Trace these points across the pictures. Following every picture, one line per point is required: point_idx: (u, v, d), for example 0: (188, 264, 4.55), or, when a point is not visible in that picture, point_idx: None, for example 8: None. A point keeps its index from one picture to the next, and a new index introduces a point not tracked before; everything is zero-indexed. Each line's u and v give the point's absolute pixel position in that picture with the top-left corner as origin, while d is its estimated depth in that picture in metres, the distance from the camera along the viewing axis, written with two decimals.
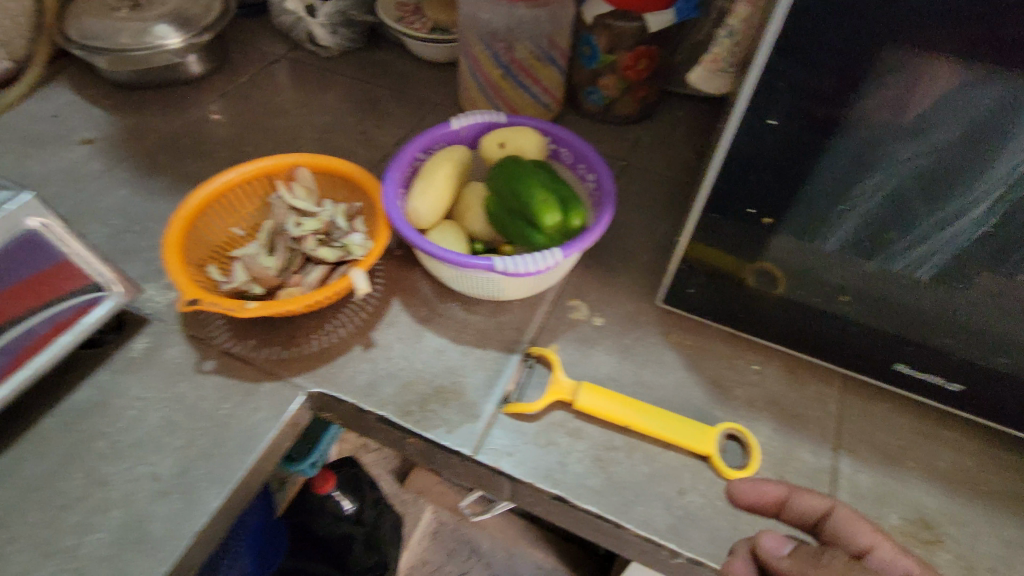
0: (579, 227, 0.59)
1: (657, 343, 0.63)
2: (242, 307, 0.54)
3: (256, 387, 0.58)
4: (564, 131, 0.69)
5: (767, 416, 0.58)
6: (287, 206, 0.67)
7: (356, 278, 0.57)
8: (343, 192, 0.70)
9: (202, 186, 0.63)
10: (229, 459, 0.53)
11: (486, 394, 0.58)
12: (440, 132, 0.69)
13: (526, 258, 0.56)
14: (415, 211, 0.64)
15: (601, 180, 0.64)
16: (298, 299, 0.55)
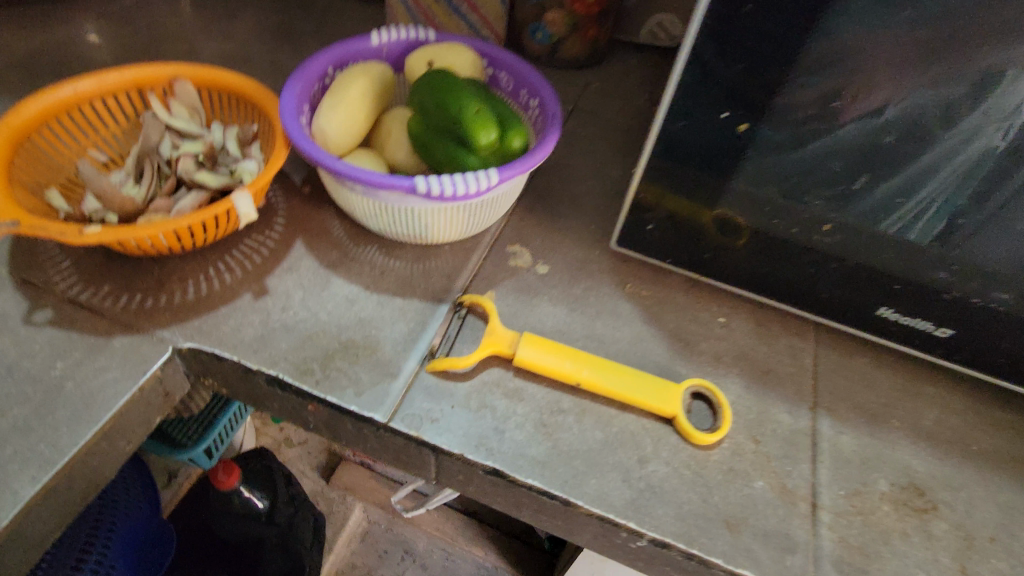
0: (520, 150, 0.50)
1: (610, 294, 0.54)
2: (80, 232, 0.41)
3: (105, 342, 0.45)
4: (502, 52, 0.60)
5: (738, 373, 0.50)
6: (161, 127, 0.54)
7: (239, 200, 0.45)
8: (237, 115, 0.58)
9: (45, 93, 0.49)
10: (56, 433, 0.40)
11: (406, 349, 0.47)
12: (356, 46, 0.57)
13: (457, 178, 0.45)
14: (321, 130, 0.52)
15: (545, 104, 0.55)
16: (160, 225, 0.43)
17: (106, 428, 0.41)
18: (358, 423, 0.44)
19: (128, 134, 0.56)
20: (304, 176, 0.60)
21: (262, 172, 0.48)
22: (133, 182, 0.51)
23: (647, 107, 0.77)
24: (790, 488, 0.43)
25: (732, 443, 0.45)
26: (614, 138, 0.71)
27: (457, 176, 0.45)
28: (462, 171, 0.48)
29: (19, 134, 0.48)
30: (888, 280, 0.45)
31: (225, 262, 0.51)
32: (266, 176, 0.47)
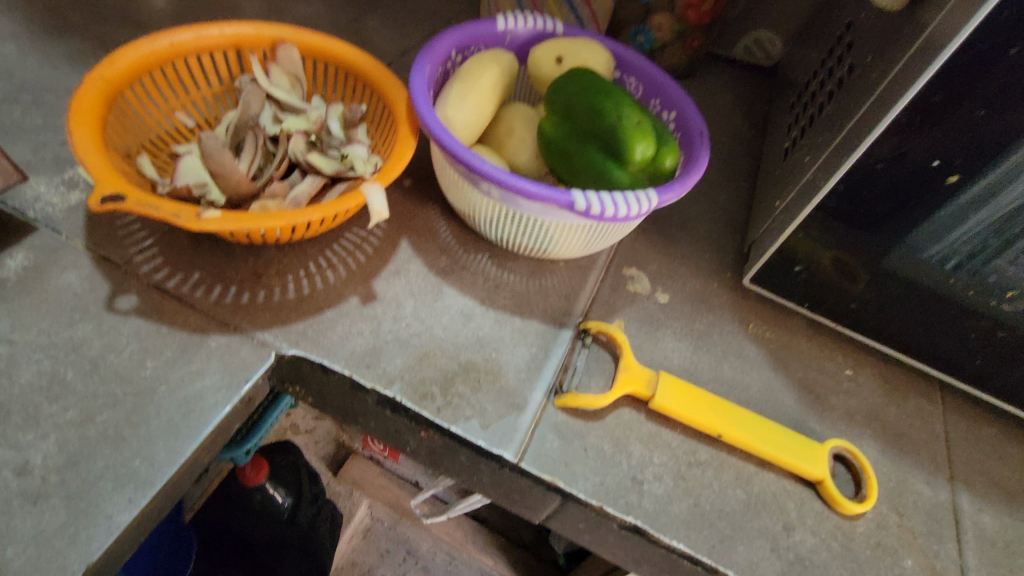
0: (670, 170, 0.46)
1: (734, 333, 0.50)
2: (194, 215, 0.35)
3: (200, 340, 0.39)
4: (634, 56, 0.55)
5: (872, 434, 0.46)
6: (262, 95, 0.48)
7: (372, 194, 0.39)
8: (339, 92, 0.52)
9: (142, 43, 0.43)
10: (150, 448, 0.34)
11: (531, 379, 0.43)
12: (480, 29, 0.52)
13: (618, 197, 0.40)
14: (448, 122, 0.47)
15: (687, 119, 0.50)
16: (288, 214, 0.37)
17: (206, 443, 0.36)
18: (481, 458, 0.40)
19: (218, 100, 0.50)
20: (406, 166, 0.54)
21: (391, 163, 0.42)
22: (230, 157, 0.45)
23: (748, 128, 0.72)
24: (940, 570, 0.40)
25: (877, 514, 0.42)
26: (720, 158, 0.67)
27: (617, 195, 0.41)
28: (613, 188, 0.43)
29: (111, 88, 0.41)
30: None
31: (326, 258, 0.46)
32: (397, 169, 0.42)
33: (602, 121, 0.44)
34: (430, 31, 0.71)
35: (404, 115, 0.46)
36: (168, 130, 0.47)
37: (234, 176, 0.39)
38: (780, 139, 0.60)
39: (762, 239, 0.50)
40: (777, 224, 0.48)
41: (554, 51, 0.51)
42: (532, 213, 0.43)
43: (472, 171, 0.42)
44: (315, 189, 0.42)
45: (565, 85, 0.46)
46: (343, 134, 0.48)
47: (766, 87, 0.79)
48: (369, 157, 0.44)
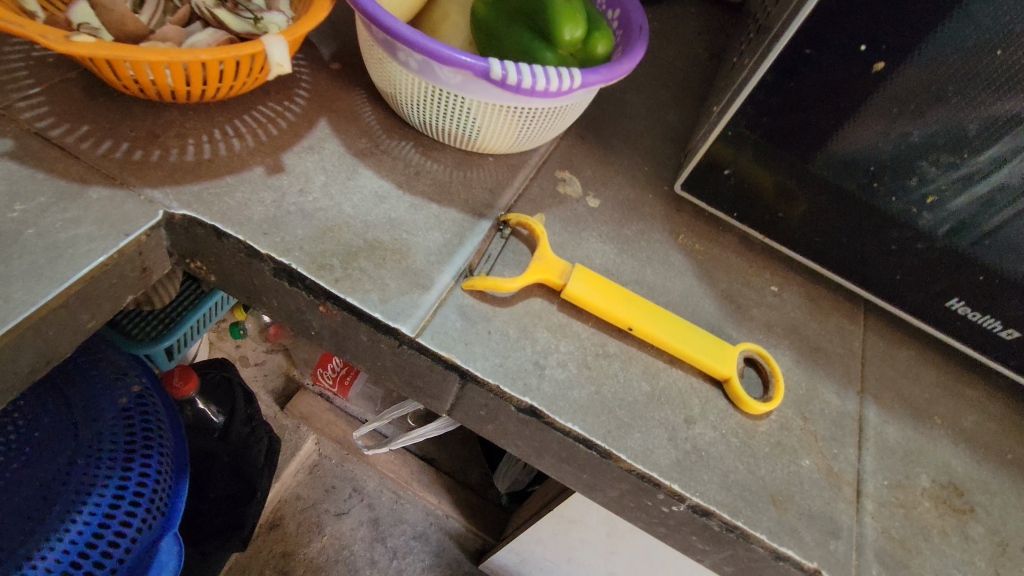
0: (601, 59, 0.44)
1: (662, 242, 0.49)
2: (65, 37, 0.32)
3: (80, 191, 0.36)
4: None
5: (788, 345, 0.46)
6: None
7: (273, 45, 0.37)
8: None
9: None
10: (9, 288, 0.32)
11: (441, 262, 0.41)
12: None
13: (538, 69, 0.38)
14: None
15: (629, 15, 0.48)
16: (174, 52, 0.34)
17: (73, 291, 0.33)
18: (379, 334, 0.38)
19: None
20: (335, 51, 0.51)
21: (305, 19, 0.39)
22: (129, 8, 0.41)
23: (707, 57, 0.70)
24: (836, 471, 0.40)
25: (780, 416, 0.41)
26: (674, 81, 0.65)
27: (539, 68, 0.39)
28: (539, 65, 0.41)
29: None
30: (978, 270, 0.42)
31: (234, 127, 0.43)
32: (309, 26, 0.39)
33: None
34: None
35: None
36: None
37: (120, 11, 0.37)
38: (731, 57, 0.58)
39: (697, 145, 0.49)
40: (711, 127, 0.46)
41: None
42: (452, 86, 0.40)
43: (388, 35, 0.39)
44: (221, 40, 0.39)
45: None
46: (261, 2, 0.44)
47: (732, 20, 0.77)
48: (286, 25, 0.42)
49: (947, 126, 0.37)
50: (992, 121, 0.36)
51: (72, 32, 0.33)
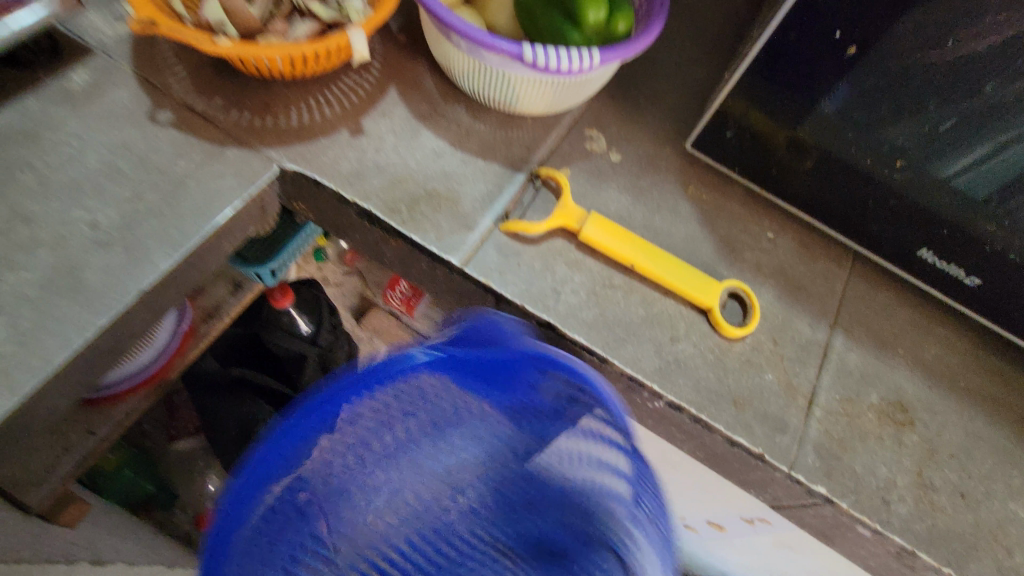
0: (622, 35, 0.51)
1: (673, 193, 0.58)
2: (212, 41, 0.45)
3: (220, 151, 0.50)
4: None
5: (772, 283, 0.55)
6: None
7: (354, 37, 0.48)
8: None
9: None
10: (182, 222, 0.46)
11: (484, 207, 0.52)
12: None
13: (563, 52, 0.47)
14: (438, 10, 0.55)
15: None
16: (284, 48, 0.46)
17: (223, 225, 0.47)
18: (436, 263, 0.50)
19: None
20: (401, 22, 0.61)
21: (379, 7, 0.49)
22: None
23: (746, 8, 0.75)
24: (795, 384, 0.50)
25: (753, 340, 0.51)
26: (707, 37, 0.70)
27: (563, 51, 0.47)
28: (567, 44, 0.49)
29: None
30: (943, 224, 0.48)
31: (324, 97, 0.54)
32: (381, 14, 0.49)
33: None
34: None
35: None
36: None
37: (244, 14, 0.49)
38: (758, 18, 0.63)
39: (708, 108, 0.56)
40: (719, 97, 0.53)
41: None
42: (494, 65, 0.50)
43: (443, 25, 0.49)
44: (312, 32, 0.51)
45: None
46: None
47: None
48: (363, 7, 0.52)
49: (909, 99, 0.43)
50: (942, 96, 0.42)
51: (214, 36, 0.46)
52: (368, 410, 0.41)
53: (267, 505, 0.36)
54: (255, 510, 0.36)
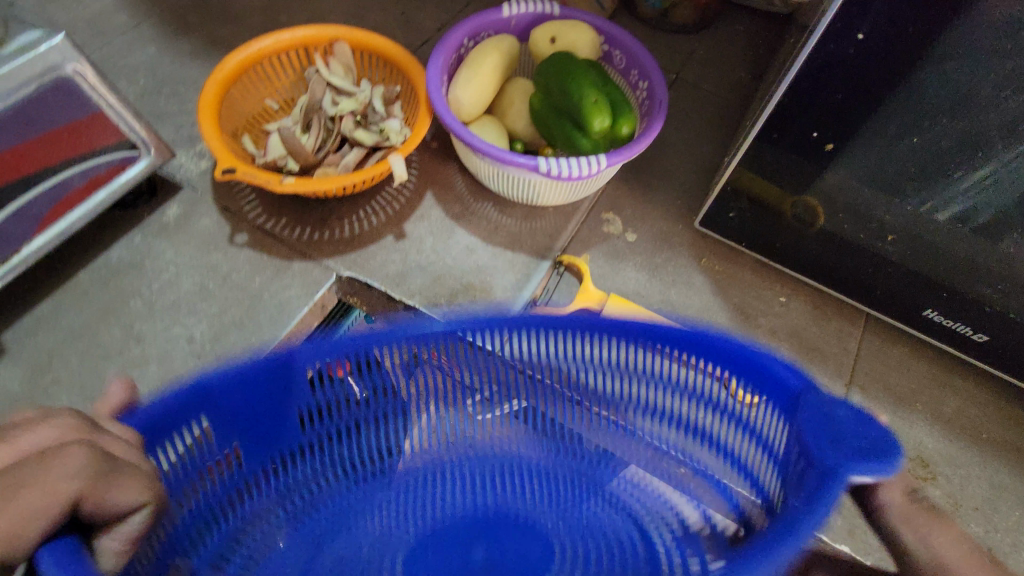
0: (626, 136, 0.57)
1: (688, 266, 0.63)
2: (279, 181, 0.53)
3: (288, 265, 0.58)
4: (617, 33, 0.66)
5: (787, 347, 0.59)
6: (323, 82, 0.64)
7: (394, 163, 0.57)
8: (382, 73, 0.68)
9: (238, 51, 0.61)
10: (260, 331, 0.54)
11: (514, 296, 0.58)
12: (488, 15, 0.65)
13: (572, 160, 0.54)
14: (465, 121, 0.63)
15: (654, 89, 0.62)
16: (334, 179, 0.54)
17: (292, 331, 0.55)
18: None
19: (294, 86, 0.68)
20: (434, 132, 0.69)
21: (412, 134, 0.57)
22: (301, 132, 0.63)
23: (748, 80, 0.81)
24: None
25: None
26: (712, 113, 0.77)
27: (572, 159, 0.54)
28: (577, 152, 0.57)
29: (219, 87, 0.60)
30: (942, 287, 0.52)
31: (372, 208, 0.63)
32: (414, 140, 0.57)
33: (570, 100, 0.57)
34: (462, 10, 0.84)
35: (425, 96, 0.61)
36: (260, 111, 0.66)
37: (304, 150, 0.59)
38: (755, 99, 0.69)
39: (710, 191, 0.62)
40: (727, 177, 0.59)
41: (549, 32, 0.65)
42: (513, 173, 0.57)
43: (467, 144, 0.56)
44: (358, 159, 0.60)
45: (545, 71, 0.60)
46: (382, 111, 0.63)
47: (776, 38, 0.86)
48: (401, 129, 0.61)
49: (891, 182, 0.48)
50: (920, 177, 0.47)
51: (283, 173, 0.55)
52: (732, 387, 0.38)
53: (412, 411, 0.45)
54: (411, 330, 0.38)
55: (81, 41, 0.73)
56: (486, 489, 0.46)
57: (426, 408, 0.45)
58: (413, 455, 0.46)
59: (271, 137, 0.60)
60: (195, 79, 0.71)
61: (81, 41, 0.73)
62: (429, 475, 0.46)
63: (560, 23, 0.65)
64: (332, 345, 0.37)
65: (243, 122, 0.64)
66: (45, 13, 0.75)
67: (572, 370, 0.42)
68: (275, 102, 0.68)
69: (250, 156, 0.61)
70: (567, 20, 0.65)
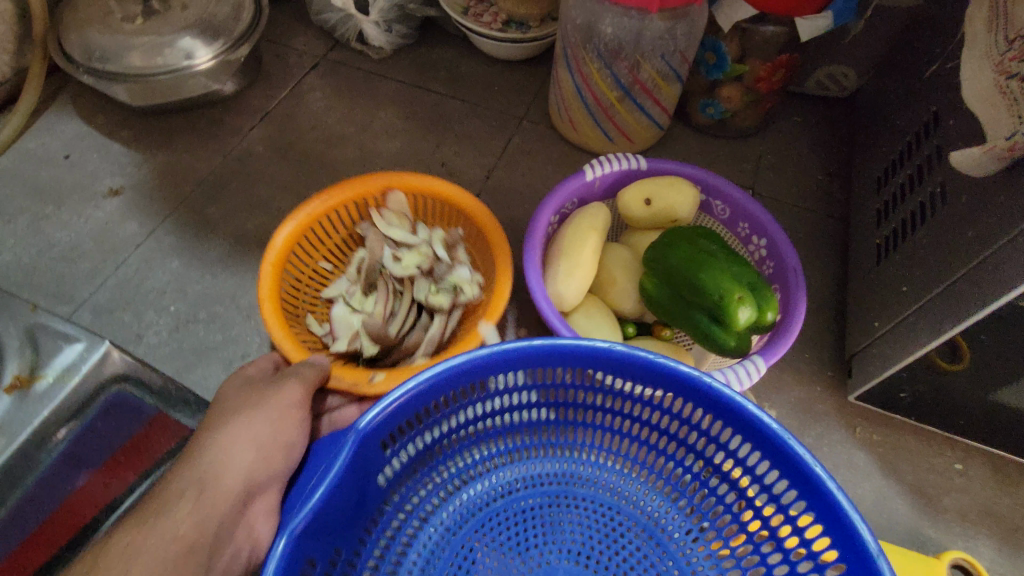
0: (770, 321, 0.52)
1: (844, 442, 0.55)
2: (369, 382, 0.47)
3: None
4: (717, 181, 0.59)
5: (986, 534, 0.51)
6: (377, 237, 0.58)
7: (487, 332, 0.50)
8: (436, 213, 0.61)
9: (287, 224, 0.53)
10: None
11: None
12: (568, 184, 0.58)
13: (731, 374, 0.47)
14: (570, 316, 0.56)
15: (779, 251, 0.55)
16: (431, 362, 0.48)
17: None
18: None
19: (346, 240, 0.61)
20: None
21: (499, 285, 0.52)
22: (367, 297, 0.57)
23: (829, 183, 0.75)
24: None
25: None
26: (807, 233, 0.69)
27: (730, 371, 0.47)
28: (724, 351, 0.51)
29: (275, 271, 0.52)
30: None
31: None
32: (499, 305, 0.51)
33: (700, 293, 0.52)
34: (507, 149, 0.76)
35: (499, 240, 0.54)
36: (315, 275, 0.59)
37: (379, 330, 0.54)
38: (868, 228, 0.61)
39: (865, 362, 0.54)
40: (885, 340, 0.52)
41: (641, 193, 0.58)
42: None
43: None
44: (444, 325, 0.55)
45: (663, 257, 0.54)
46: (447, 260, 0.57)
47: (842, 128, 0.80)
48: (471, 276, 0.56)
49: None
50: None
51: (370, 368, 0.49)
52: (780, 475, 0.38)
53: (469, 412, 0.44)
54: (499, 350, 0.39)
55: (91, 265, 0.63)
56: (531, 513, 0.45)
57: (462, 463, 0.46)
58: (458, 470, 0.46)
59: (335, 312, 0.55)
60: (233, 293, 0.61)
61: (90, 265, 0.63)
62: (485, 485, 0.46)
63: (653, 182, 0.58)
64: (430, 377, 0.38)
65: (300, 296, 0.57)
66: (42, 234, 0.65)
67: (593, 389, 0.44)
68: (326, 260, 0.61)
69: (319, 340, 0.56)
70: (657, 177, 0.58)
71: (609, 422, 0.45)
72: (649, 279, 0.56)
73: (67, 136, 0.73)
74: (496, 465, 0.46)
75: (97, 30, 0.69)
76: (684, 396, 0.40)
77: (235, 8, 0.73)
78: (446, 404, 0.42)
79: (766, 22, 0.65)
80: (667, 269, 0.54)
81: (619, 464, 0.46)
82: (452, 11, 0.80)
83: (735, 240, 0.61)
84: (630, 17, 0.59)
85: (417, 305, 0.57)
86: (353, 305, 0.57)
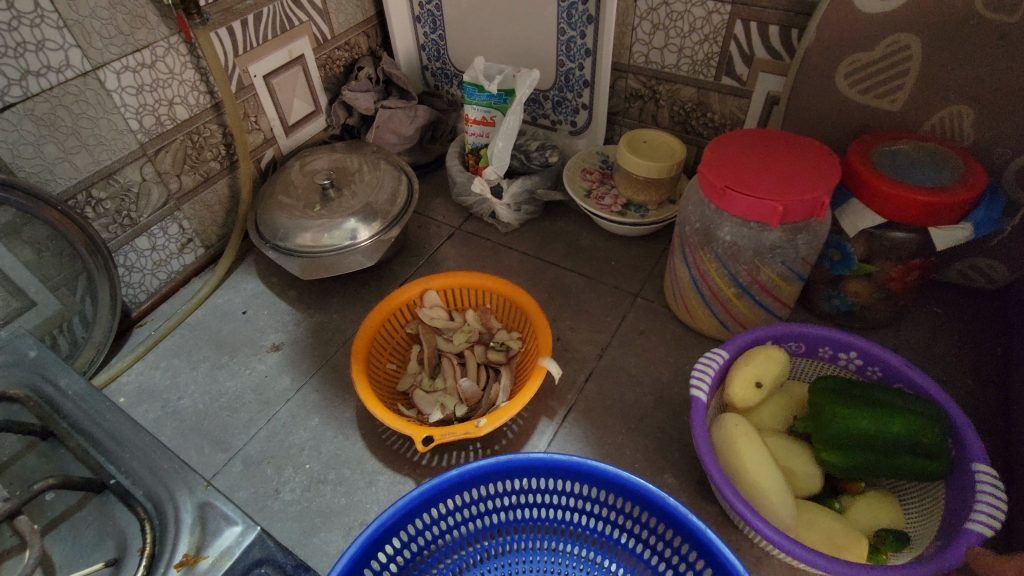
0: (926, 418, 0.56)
1: None
2: (477, 425, 0.60)
3: None
4: (793, 325, 0.64)
5: None
6: (427, 329, 0.72)
7: (549, 365, 0.63)
8: (464, 300, 0.76)
9: (357, 345, 0.67)
10: None
11: None
12: (701, 413, 0.56)
13: (987, 505, 0.49)
14: (799, 536, 0.53)
15: (880, 357, 0.61)
16: (517, 400, 0.61)
17: None
18: None
19: (405, 341, 0.75)
20: None
21: (542, 338, 0.66)
22: (442, 381, 0.70)
23: (979, 389, 0.68)
24: None
25: None
26: None
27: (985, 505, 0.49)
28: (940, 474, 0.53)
29: (362, 378, 0.65)
30: None
31: None
32: (547, 342, 0.65)
33: (897, 443, 0.54)
34: (620, 326, 0.79)
35: (532, 305, 0.70)
36: (388, 377, 0.71)
37: (470, 392, 0.66)
38: None
39: None
40: None
41: (750, 380, 0.60)
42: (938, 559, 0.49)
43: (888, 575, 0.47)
44: (506, 376, 0.68)
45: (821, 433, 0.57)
46: (489, 330, 0.73)
47: (990, 324, 0.74)
48: (511, 336, 0.72)
49: None
50: None
51: (472, 419, 0.61)
52: None
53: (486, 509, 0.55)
54: (506, 460, 0.52)
55: (248, 416, 0.72)
56: None
57: (473, 549, 0.56)
58: (471, 553, 0.56)
59: (418, 394, 0.68)
60: (360, 456, 0.67)
61: (248, 416, 0.72)
62: (492, 565, 0.56)
63: (754, 364, 0.60)
64: (455, 476, 0.51)
65: (389, 395, 0.69)
66: (216, 383, 0.76)
67: (585, 499, 0.54)
68: (391, 364, 0.73)
69: (419, 417, 0.67)
70: (753, 357, 0.61)
71: (601, 525, 0.55)
72: (834, 454, 0.56)
73: (247, 294, 0.87)
74: (505, 551, 0.56)
75: (285, 213, 0.84)
76: (654, 512, 0.51)
77: (392, 197, 0.86)
78: (462, 500, 0.53)
79: (897, 229, 0.64)
80: (853, 437, 0.56)
81: (607, 563, 0.55)
82: (576, 195, 0.88)
83: (820, 363, 0.65)
84: (749, 228, 0.63)
85: (481, 369, 0.70)
86: (430, 389, 0.70)
